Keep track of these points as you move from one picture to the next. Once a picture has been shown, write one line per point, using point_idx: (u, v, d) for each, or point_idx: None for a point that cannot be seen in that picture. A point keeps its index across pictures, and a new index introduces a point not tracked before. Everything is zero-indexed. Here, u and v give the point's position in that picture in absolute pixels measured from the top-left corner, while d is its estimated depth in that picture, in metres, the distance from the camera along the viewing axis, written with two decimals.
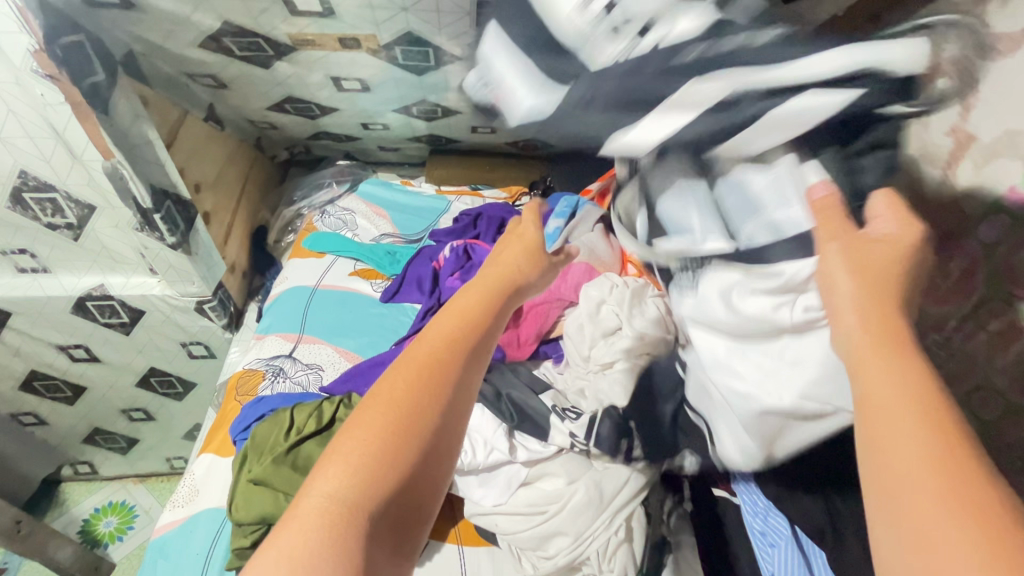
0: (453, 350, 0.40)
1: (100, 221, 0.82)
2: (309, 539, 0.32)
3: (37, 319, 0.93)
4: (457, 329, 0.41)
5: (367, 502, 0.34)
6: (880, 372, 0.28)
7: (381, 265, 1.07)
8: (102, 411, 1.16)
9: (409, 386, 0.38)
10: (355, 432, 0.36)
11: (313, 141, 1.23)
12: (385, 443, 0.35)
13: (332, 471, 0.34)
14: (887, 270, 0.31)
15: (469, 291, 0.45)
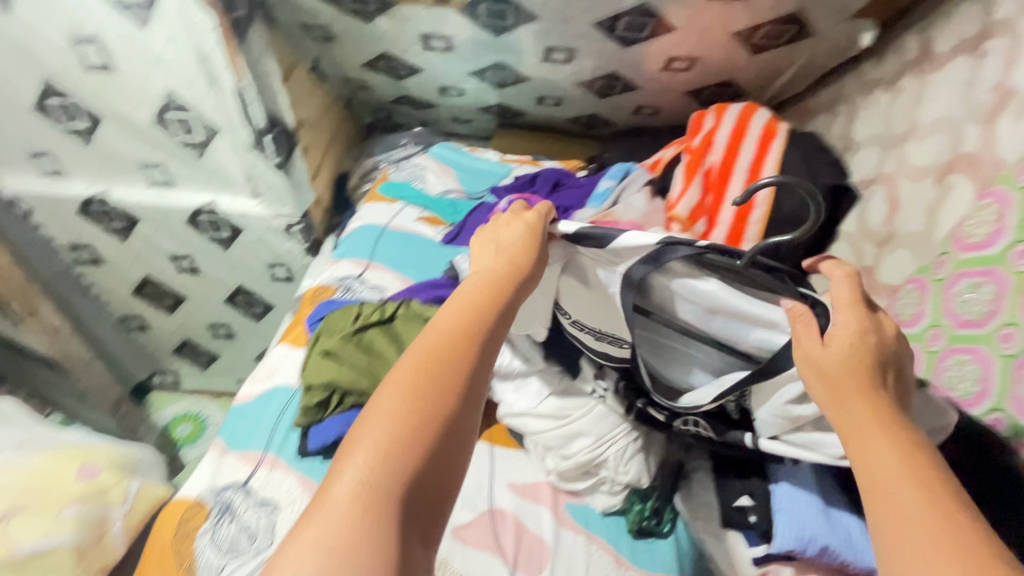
0: (456, 354, 0.45)
1: (221, 143, 0.97)
2: (337, 531, 0.35)
3: (159, 227, 1.10)
4: (459, 331, 0.47)
5: (387, 490, 0.38)
6: (878, 456, 0.42)
7: (444, 214, 1.18)
8: (194, 323, 1.33)
9: (419, 387, 0.42)
10: (373, 427, 0.40)
11: (396, 106, 1.37)
12: (402, 441, 0.40)
13: (355, 463, 0.39)
14: (840, 373, 0.48)
15: (456, 302, 0.50)
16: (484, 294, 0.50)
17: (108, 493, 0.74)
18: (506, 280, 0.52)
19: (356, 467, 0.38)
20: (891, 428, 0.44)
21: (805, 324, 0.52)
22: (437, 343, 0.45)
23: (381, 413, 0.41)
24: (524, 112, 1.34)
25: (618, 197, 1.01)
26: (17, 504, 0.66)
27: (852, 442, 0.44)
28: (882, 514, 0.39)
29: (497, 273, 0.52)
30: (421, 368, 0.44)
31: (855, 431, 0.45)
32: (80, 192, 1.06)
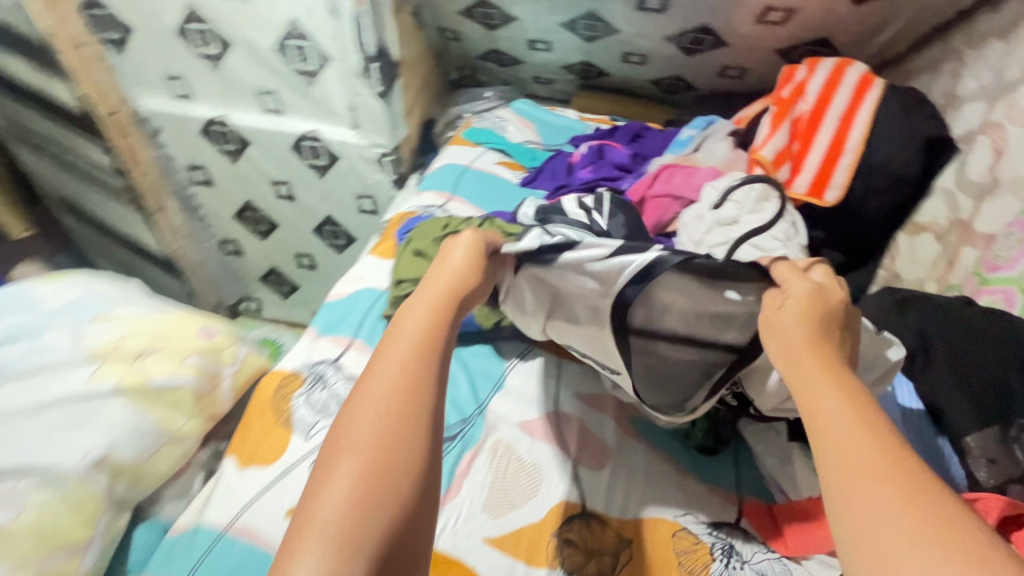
0: (409, 375, 0.47)
1: (332, 72, 1.06)
2: (327, 548, 0.38)
3: (265, 152, 1.21)
4: (413, 356, 0.49)
5: (368, 505, 0.41)
6: (826, 409, 0.42)
7: (522, 160, 1.23)
8: (282, 252, 1.45)
9: (382, 425, 0.44)
10: (348, 454, 0.43)
11: (481, 62, 1.42)
12: (372, 475, 0.42)
13: (339, 487, 0.41)
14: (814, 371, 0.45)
15: (414, 315, 0.52)
16: (432, 315, 0.52)
17: (222, 353, 0.79)
18: (448, 302, 0.54)
19: (332, 507, 0.40)
20: (836, 379, 0.45)
21: (771, 313, 0.53)
22: (393, 374, 0.47)
23: (351, 457, 0.43)
24: (606, 72, 1.36)
25: (698, 145, 1.04)
26: (155, 344, 0.74)
27: (804, 396, 0.45)
28: (835, 460, 0.39)
29: (444, 293, 0.55)
30: (382, 402, 0.45)
31: (805, 386, 0.45)
32: (202, 114, 1.18)
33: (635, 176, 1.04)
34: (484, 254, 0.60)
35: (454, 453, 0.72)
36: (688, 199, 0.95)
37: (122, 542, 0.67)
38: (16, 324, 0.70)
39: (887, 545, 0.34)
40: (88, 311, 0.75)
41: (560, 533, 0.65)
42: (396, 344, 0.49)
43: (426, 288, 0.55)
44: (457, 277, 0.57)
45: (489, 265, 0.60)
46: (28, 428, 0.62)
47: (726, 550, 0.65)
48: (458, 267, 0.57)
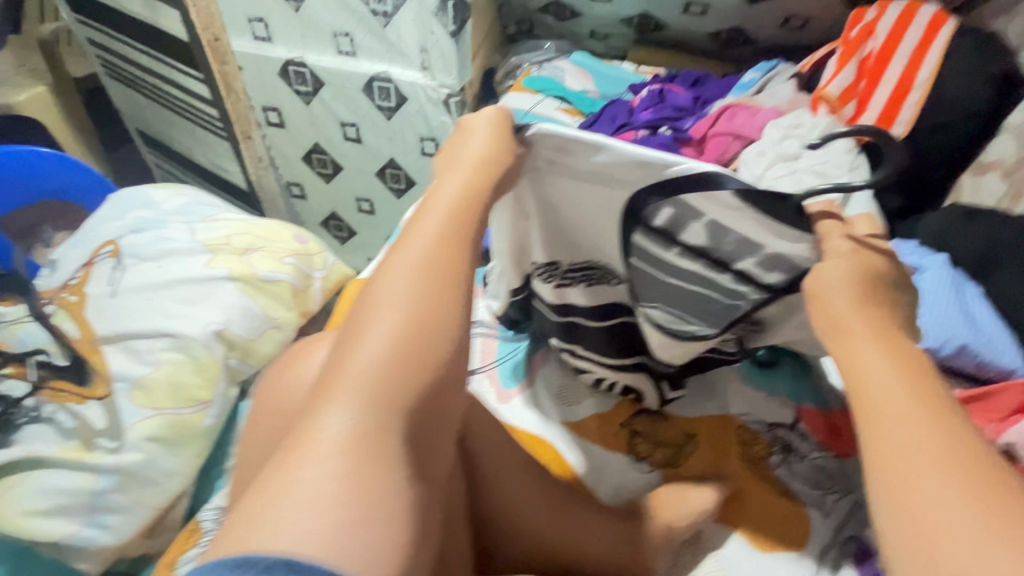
0: (446, 260, 0.47)
1: (407, 12, 1.11)
2: (359, 395, 0.41)
3: (337, 93, 1.28)
4: (443, 250, 0.48)
5: (402, 365, 0.42)
6: (874, 362, 0.43)
7: (582, 106, 1.27)
8: (344, 196, 1.52)
9: (415, 308, 0.44)
10: (394, 319, 0.44)
11: (540, 15, 1.46)
12: (407, 346, 0.43)
13: (376, 349, 0.42)
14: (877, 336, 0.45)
15: (452, 194, 0.51)
16: (457, 211, 0.50)
17: (314, 259, 0.86)
18: (472, 199, 0.51)
19: (360, 371, 0.42)
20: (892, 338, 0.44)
21: (814, 292, 0.50)
22: (420, 263, 0.47)
23: (379, 331, 0.43)
24: (665, 25, 1.38)
25: (762, 88, 1.06)
26: (258, 243, 0.81)
27: (849, 363, 0.45)
28: (877, 422, 0.40)
29: (479, 175, 0.52)
30: (410, 288, 0.45)
31: (850, 345, 0.45)
32: (281, 56, 1.25)
33: (696, 117, 1.07)
34: (509, 132, 0.55)
35: (527, 351, 0.77)
36: (750, 137, 0.98)
37: (231, 412, 0.75)
38: (141, 218, 0.78)
39: (928, 506, 0.35)
40: (198, 212, 0.83)
41: (627, 425, 0.71)
42: (428, 221, 0.49)
43: (454, 171, 0.52)
44: (491, 156, 0.53)
45: (513, 149, 0.55)
46: (158, 300, 0.70)
47: (783, 445, 0.69)
48: (486, 150, 0.53)
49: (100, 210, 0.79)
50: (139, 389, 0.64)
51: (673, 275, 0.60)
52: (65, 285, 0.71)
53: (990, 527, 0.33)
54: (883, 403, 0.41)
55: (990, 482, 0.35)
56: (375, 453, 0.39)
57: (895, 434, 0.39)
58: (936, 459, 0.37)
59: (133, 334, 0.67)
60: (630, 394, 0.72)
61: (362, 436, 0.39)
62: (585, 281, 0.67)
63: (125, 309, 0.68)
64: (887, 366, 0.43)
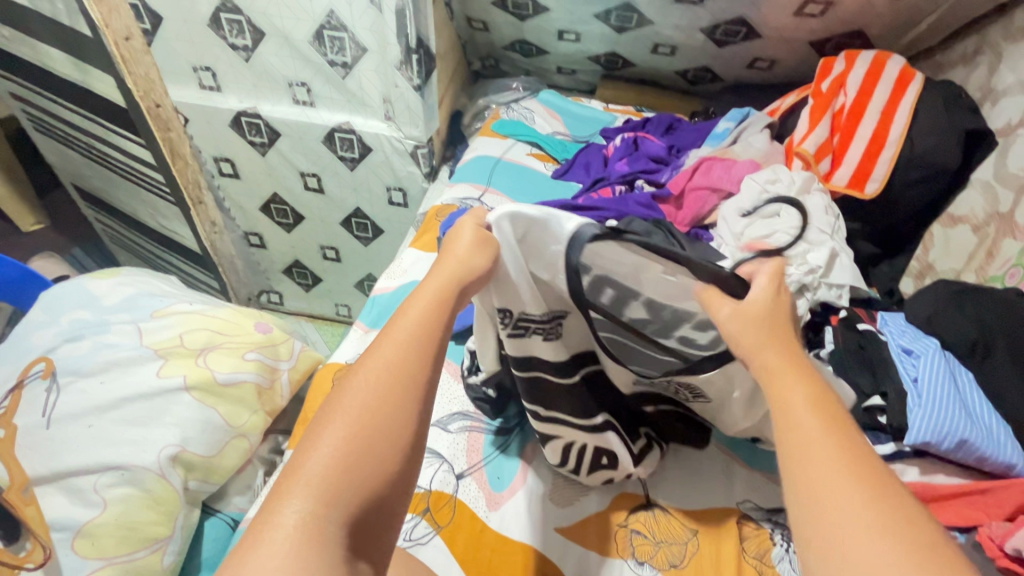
0: (422, 341, 0.42)
1: (367, 63, 1.06)
2: (318, 483, 0.34)
3: (295, 143, 1.20)
4: (423, 329, 0.43)
5: (366, 450, 0.36)
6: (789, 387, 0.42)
7: (554, 151, 1.23)
8: (308, 245, 1.44)
9: (384, 383, 0.39)
10: (364, 397, 0.38)
11: (506, 52, 1.41)
12: (370, 428, 0.37)
13: (336, 431, 0.36)
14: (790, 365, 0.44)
15: (431, 279, 0.47)
16: (438, 297, 0.45)
17: (279, 349, 0.79)
18: (450, 291, 0.47)
19: (324, 461, 0.35)
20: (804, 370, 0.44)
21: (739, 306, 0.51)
22: (407, 345, 0.41)
23: (351, 412, 0.37)
24: (632, 63, 1.35)
25: (737, 138, 1.05)
26: (216, 340, 0.74)
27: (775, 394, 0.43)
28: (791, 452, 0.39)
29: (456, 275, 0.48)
30: (390, 369, 0.40)
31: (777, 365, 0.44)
32: (232, 106, 1.16)
33: (672, 168, 1.05)
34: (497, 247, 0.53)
35: (513, 448, 0.73)
36: (727, 191, 0.96)
37: (194, 535, 0.68)
38: (78, 321, 0.71)
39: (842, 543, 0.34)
40: (145, 306, 0.75)
41: (626, 523, 0.67)
42: (413, 305, 0.44)
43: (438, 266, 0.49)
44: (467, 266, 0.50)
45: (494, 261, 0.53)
46: (102, 426, 0.62)
47: (785, 535, 0.66)
48: (474, 261, 0.50)
49: (28, 316, 0.71)
50: (83, 538, 0.57)
51: (623, 328, 0.61)
52: None
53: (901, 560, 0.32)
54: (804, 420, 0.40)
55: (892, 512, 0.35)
56: (328, 549, 0.32)
57: (809, 449, 0.38)
58: (857, 481, 0.36)
59: (73, 471, 0.59)
60: (601, 459, 0.66)
61: (325, 531, 0.33)
62: (542, 333, 0.63)
63: (62, 441, 0.60)
64: (808, 383, 0.42)
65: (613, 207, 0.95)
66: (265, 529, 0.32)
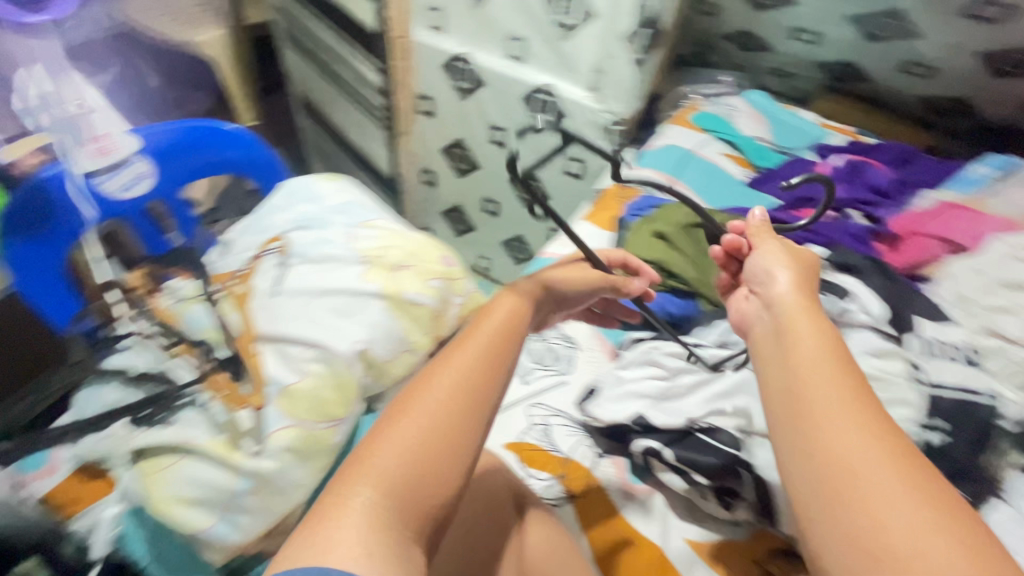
0: (490, 364, 0.49)
1: (591, 30, 1.04)
2: (387, 473, 0.41)
3: (494, 95, 1.23)
4: (489, 357, 0.49)
5: (431, 452, 0.43)
6: (819, 366, 0.46)
7: (751, 157, 1.15)
8: (473, 194, 1.48)
9: (450, 396, 0.46)
10: (431, 404, 0.45)
11: (725, 43, 1.31)
12: (435, 436, 0.44)
13: (403, 434, 0.43)
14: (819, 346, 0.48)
15: (500, 311, 0.55)
16: (506, 330, 0.53)
17: (456, 283, 0.84)
18: (516, 326, 0.54)
19: (394, 459, 0.42)
20: (841, 357, 0.46)
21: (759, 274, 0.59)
22: (468, 371, 0.47)
23: (422, 418, 0.44)
24: (869, 77, 1.19)
25: (992, 190, 0.91)
26: (409, 261, 0.80)
27: (806, 381, 0.46)
28: (824, 433, 0.42)
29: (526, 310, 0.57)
30: (456, 382, 0.47)
31: (795, 332, 0.50)
32: (449, 49, 1.22)
33: (896, 206, 0.93)
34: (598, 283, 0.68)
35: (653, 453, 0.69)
36: (960, 246, 0.83)
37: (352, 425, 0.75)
38: (307, 212, 0.81)
39: (882, 514, 0.37)
40: (358, 214, 0.84)
41: (762, 563, 0.61)
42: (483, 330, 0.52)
43: (507, 294, 0.57)
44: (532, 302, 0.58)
45: (579, 287, 0.65)
46: (313, 307, 0.71)
47: None
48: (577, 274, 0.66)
49: (272, 198, 0.83)
50: (285, 396, 0.65)
51: None
52: (238, 272, 0.74)
53: (935, 526, 0.36)
54: (834, 406, 0.43)
55: (929, 495, 0.37)
56: (385, 531, 0.39)
57: (844, 435, 0.41)
58: (884, 458, 0.39)
59: (287, 338, 0.68)
60: (723, 497, 0.62)
61: (385, 517, 0.39)
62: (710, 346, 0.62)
63: (285, 311, 0.70)
64: (833, 363, 0.46)
65: (821, 233, 0.88)
66: (337, 509, 0.39)
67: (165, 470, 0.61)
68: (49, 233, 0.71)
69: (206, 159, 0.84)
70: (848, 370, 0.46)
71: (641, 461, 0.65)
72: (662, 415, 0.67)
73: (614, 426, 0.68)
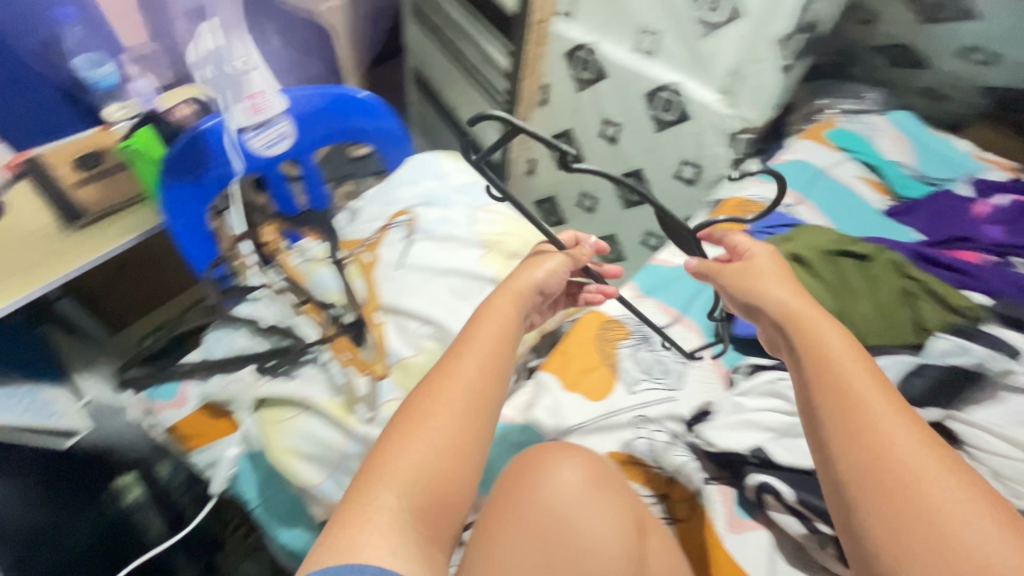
0: (498, 355, 0.48)
1: (734, 29, 0.98)
2: (408, 474, 0.40)
3: (614, 88, 1.19)
4: (493, 349, 0.48)
5: (454, 447, 0.42)
6: (855, 376, 0.42)
7: (893, 184, 1.05)
8: (570, 187, 1.44)
9: (462, 391, 0.44)
10: (443, 399, 0.43)
11: (872, 54, 1.20)
12: (456, 436, 0.42)
13: (423, 436, 0.42)
14: (842, 353, 0.44)
15: (498, 299, 0.53)
16: (507, 317, 0.52)
17: None
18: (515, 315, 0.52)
19: (415, 460, 0.40)
20: (868, 364, 0.43)
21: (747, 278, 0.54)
22: (475, 371, 0.45)
23: (443, 417, 0.43)
24: None
25: None
26: (526, 250, 0.79)
27: (835, 391, 0.42)
28: (862, 450, 0.38)
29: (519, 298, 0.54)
30: (471, 377, 0.45)
31: (809, 329, 0.47)
32: (575, 37, 1.19)
33: None
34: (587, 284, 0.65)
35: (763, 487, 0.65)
36: None
37: None
38: (432, 189, 0.82)
39: (944, 529, 0.34)
40: (479, 196, 0.84)
41: None
42: (486, 321, 0.50)
43: (502, 285, 0.55)
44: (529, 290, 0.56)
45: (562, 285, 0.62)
46: (433, 286, 0.71)
47: None
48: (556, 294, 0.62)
49: (398, 171, 0.84)
50: (400, 368, 0.66)
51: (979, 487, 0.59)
52: (365, 241, 0.75)
53: (999, 537, 0.33)
54: (865, 404, 0.40)
55: (985, 501, 0.35)
56: (402, 529, 0.37)
57: (886, 443, 0.38)
58: (934, 467, 0.36)
59: (407, 312, 0.69)
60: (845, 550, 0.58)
61: (403, 517, 0.38)
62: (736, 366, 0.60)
63: (407, 285, 0.70)
64: (861, 371, 0.42)
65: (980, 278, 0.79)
66: (358, 515, 0.37)
67: (283, 422, 0.65)
68: (197, 179, 0.75)
69: (339, 125, 0.85)
70: (877, 378, 0.42)
71: (754, 495, 0.61)
72: (787, 454, 0.63)
73: (729, 455, 0.64)
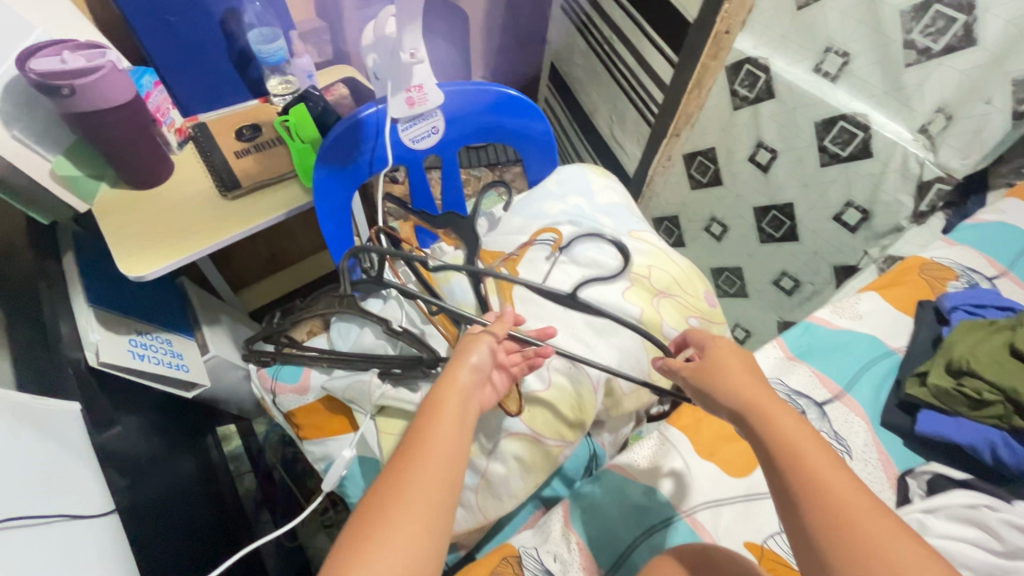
0: (449, 431, 0.42)
1: (957, 61, 0.81)
2: None
3: (779, 111, 1.04)
4: (440, 427, 0.42)
5: (419, 549, 0.36)
6: (837, 486, 0.38)
7: None
8: (700, 210, 1.31)
9: (419, 488, 0.38)
10: (397, 499, 0.38)
11: None
12: (420, 537, 0.37)
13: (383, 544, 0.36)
14: (817, 460, 0.40)
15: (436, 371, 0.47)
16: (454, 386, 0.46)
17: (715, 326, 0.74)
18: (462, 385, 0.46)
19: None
20: (841, 469, 0.39)
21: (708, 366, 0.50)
22: (431, 460, 0.40)
23: (405, 520, 0.37)
24: None
25: None
26: (672, 289, 0.72)
27: (816, 502, 0.38)
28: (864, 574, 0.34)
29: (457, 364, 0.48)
30: (428, 467, 0.40)
31: (774, 430, 0.43)
32: (743, 49, 1.04)
33: None
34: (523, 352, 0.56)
35: None
36: None
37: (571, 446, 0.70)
38: (580, 208, 0.77)
39: None
40: (626, 220, 0.78)
41: None
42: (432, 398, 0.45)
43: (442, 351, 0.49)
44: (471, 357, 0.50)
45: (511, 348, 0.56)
46: (571, 316, 0.65)
47: None
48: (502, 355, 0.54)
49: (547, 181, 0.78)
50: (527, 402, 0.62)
51: None
52: (505, 255, 0.71)
53: None
54: (854, 516, 0.37)
55: None
56: None
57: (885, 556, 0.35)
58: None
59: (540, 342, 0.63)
60: None
61: None
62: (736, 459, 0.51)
63: (546, 310, 0.65)
64: (841, 480, 0.38)
65: None
66: None
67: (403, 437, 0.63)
68: (348, 164, 0.75)
69: (488, 124, 0.81)
70: (854, 485, 0.38)
71: None
72: None
73: None
